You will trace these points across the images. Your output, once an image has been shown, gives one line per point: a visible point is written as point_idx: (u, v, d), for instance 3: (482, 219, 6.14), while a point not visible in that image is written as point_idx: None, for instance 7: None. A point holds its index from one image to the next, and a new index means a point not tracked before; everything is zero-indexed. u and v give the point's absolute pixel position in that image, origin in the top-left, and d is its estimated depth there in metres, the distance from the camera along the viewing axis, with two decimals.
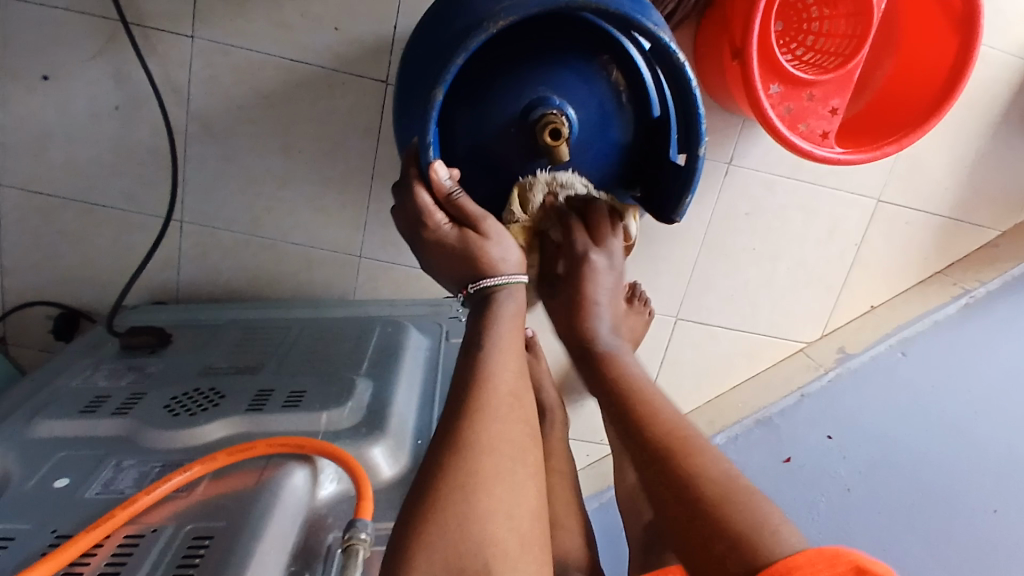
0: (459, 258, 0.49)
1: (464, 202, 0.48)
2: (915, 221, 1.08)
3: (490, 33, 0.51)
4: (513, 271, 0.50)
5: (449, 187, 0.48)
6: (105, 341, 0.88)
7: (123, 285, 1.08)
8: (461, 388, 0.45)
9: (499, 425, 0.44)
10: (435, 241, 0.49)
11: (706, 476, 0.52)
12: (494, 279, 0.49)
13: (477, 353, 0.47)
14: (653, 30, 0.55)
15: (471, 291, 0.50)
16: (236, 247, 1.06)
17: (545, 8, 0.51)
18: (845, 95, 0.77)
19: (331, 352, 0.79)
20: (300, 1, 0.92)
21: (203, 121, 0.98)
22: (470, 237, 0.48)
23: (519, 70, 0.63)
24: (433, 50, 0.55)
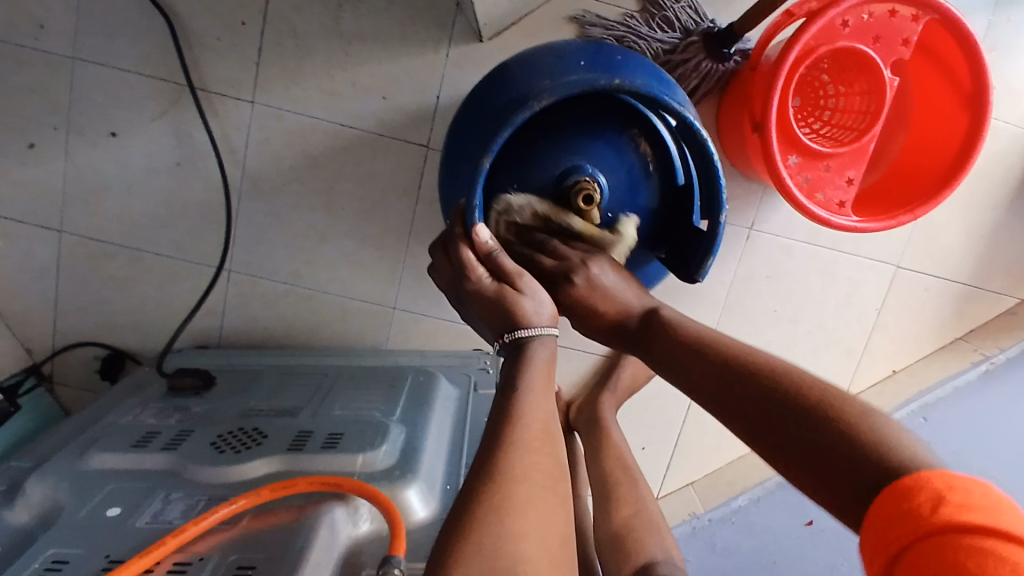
0: (498, 309, 0.52)
1: (503, 259, 0.53)
2: (933, 288, 1.11)
3: (533, 109, 0.56)
4: (547, 323, 0.53)
5: (490, 246, 0.53)
6: (153, 382, 0.92)
7: (168, 330, 1.13)
8: (495, 426, 0.47)
9: (530, 457, 0.46)
10: (474, 291, 0.53)
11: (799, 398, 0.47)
12: (528, 329, 0.52)
13: (508, 392, 0.49)
14: (681, 108, 0.59)
15: (508, 340, 0.52)
16: (277, 296, 1.11)
17: (583, 89, 0.57)
18: (860, 167, 0.82)
19: (367, 398, 0.83)
20: (351, 71, 1.00)
21: (255, 178, 1.05)
22: (506, 291, 0.52)
23: (554, 139, 0.69)
24: (479, 121, 0.61)
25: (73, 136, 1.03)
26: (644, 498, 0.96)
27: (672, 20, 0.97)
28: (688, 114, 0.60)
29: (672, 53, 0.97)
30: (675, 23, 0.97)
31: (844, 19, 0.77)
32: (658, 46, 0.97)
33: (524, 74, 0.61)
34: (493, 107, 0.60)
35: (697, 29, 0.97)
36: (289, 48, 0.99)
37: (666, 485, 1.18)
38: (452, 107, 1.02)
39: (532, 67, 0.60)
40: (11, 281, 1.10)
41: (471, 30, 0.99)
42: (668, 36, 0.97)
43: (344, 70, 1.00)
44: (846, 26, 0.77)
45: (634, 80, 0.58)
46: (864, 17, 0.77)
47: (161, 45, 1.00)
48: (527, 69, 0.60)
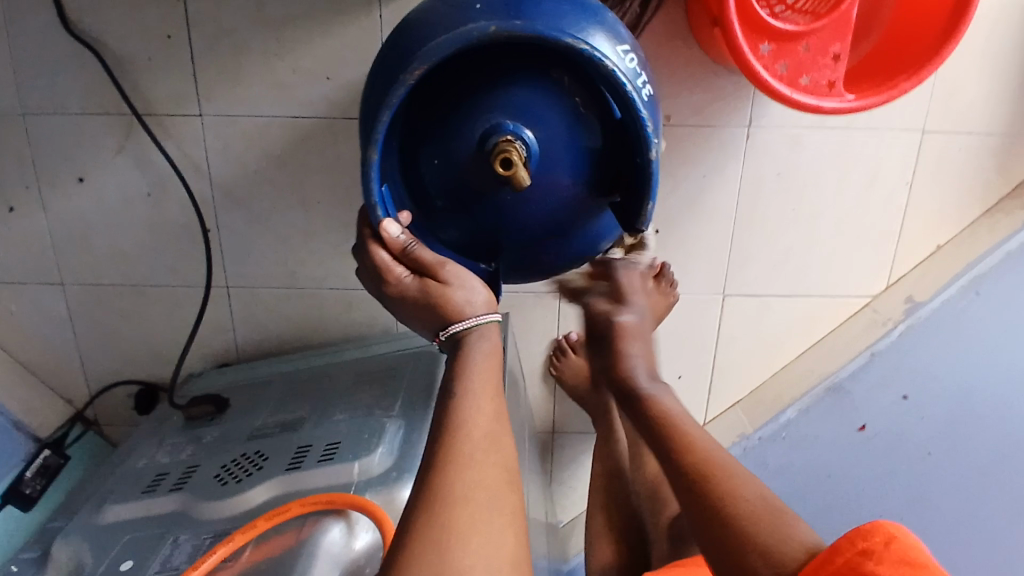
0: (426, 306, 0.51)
1: (420, 253, 0.51)
2: (969, 146, 0.99)
3: (409, 83, 0.51)
4: (483, 310, 0.52)
5: (402, 242, 0.50)
6: (172, 415, 0.94)
7: (188, 355, 1.14)
8: (436, 437, 0.47)
9: (475, 471, 0.46)
10: (400, 293, 0.52)
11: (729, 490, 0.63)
12: (463, 323, 0.51)
13: (451, 395, 0.49)
14: (575, 41, 0.52)
15: (446, 336, 0.52)
16: (280, 301, 1.10)
17: (459, 46, 0.51)
18: (846, 38, 0.71)
19: (368, 395, 0.81)
20: (289, 58, 0.95)
21: (226, 190, 1.03)
22: (431, 287, 0.51)
23: (457, 98, 0.55)
24: (375, 101, 0.55)
25: (45, 189, 1.03)
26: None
27: None
28: (583, 47, 0.52)
29: None
30: None
31: None
32: None
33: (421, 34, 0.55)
34: (387, 78, 0.54)
35: None
36: (221, 49, 0.94)
37: (710, 410, 1.13)
38: None
39: (418, 28, 0.54)
40: (33, 338, 1.13)
41: None
42: None
43: (281, 59, 0.95)
44: None
45: (513, 22, 0.51)
46: None
47: (97, 77, 0.97)
48: (415, 29, 0.54)
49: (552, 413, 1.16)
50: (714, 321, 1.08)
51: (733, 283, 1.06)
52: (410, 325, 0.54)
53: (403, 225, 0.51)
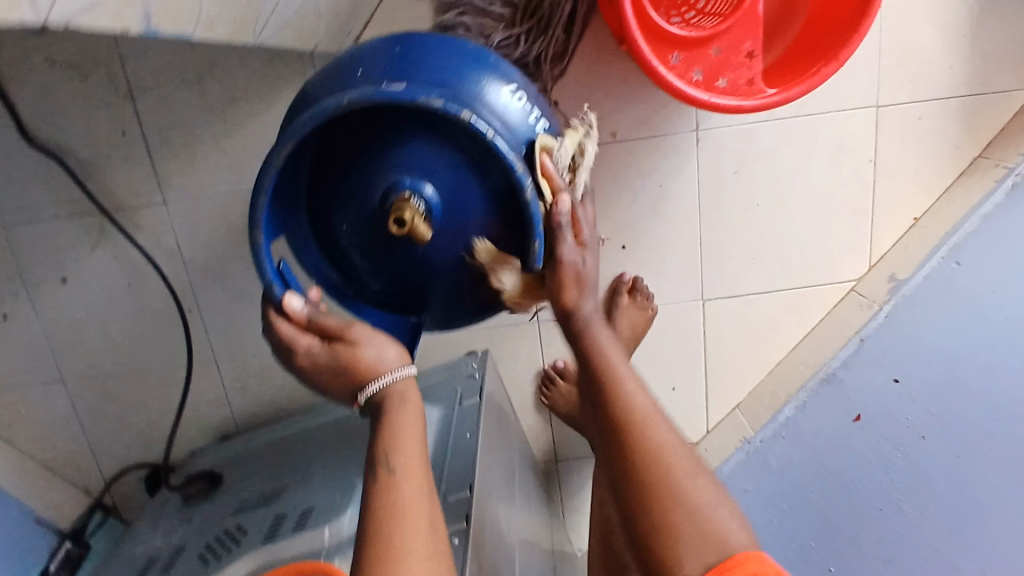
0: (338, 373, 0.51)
1: (325, 320, 0.51)
2: (926, 113, 0.97)
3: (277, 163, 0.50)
4: (395, 367, 0.51)
5: (305, 313, 0.51)
6: (171, 496, 0.96)
7: (192, 433, 1.17)
8: (374, 504, 0.47)
9: (414, 524, 0.46)
10: (310, 365, 0.51)
11: (659, 463, 0.55)
12: (377, 382, 0.50)
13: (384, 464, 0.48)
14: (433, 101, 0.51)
15: (362, 399, 0.51)
16: (269, 368, 1.12)
17: (318, 120, 0.50)
18: (757, 34, 0.70)
19: (345, 454, 0.82)
20: (237, 135, 0.98)
21: (200, 269, 1.06)
22: (339, 349, 0.51)
23: (349, 165, 0.56)
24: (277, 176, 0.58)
25: (33, 294, 1.08)
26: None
27: None
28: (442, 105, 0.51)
29: None
30: None
31: None
32: None
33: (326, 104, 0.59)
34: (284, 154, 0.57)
35: None
36: (173, 138, 0.98)
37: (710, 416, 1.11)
38: None
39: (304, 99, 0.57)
40: (44, 438, 1.17)
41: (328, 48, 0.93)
42: None
43: (230, 139, 0.98)
44: None
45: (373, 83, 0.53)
46: None
47: (64, 183, 1.01)
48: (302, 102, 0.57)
49: (552, 440, 1.15)
50: (697, 327, 1.07)
51: (711, 287, 1.05)
52: (326, 395, 0.53)
53: (306, 294, 0.52)
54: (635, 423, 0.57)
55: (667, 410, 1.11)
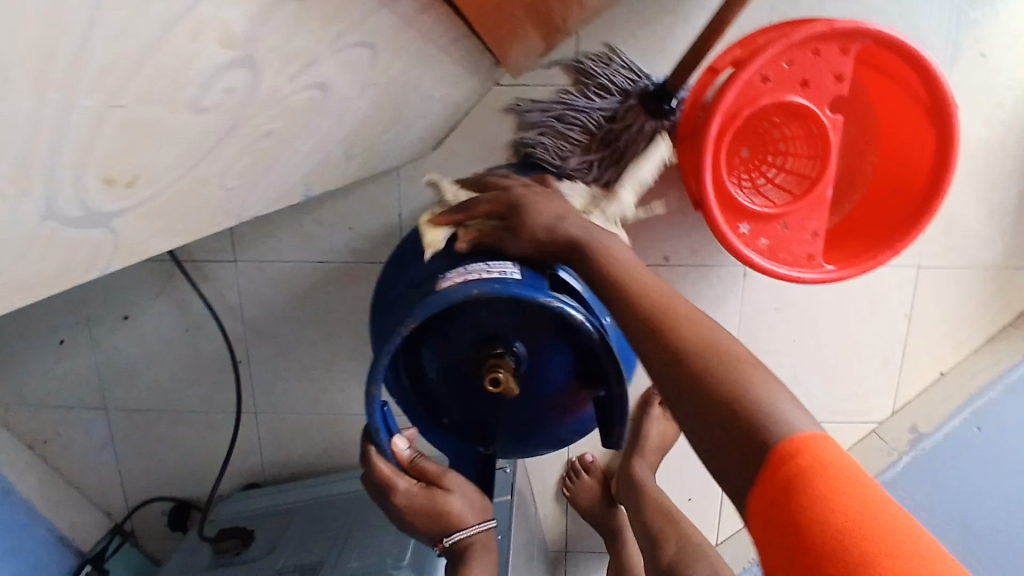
0: (430, 514, 0.53)
1: (426, 464, 0.53)
2: (964, 279, 1.01)
3: (404, 334, 0.52)
4: (479, 518, 0.54)
5: (410, 455, 0.53)
6: (203, 545, 1.00)
7: (220, 475, 1.21)
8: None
9: None
10: (406, 502, 0.52)
11: (716, 355, 0.47)
12: (465, 531, 0.53)
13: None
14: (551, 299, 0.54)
15: (445, 544, 0.53)
16: (304, 426, 1.16)
17: (442, 306, 0.52)
18: (822, 216, 0.76)
19: (379, 540, 0.86)
20: (314, 211, 1.04)
21: (256, 326, 1.11)
22: (436, 495, 0.53)
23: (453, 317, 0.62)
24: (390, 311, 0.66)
25: (93, 327, 1.12)
26: (690, 534, 0.93)
27: (608, 85, 0.94)
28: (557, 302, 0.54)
29: (614, 119, 0.94)
30: (610, 87, 0.94)
31: (762, 74, 0.72)
32: (599, 115, 0.94)
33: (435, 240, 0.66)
34: (398, 294, 0.66)
35: (634, 89, 0.94)
36: None
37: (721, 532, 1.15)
38: (415, 221, 1.04)
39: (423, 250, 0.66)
40: (76, 460, 1.21)
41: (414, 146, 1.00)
42: (606, 102, 0.94)
43: (306, 214, 1.04)
44: (767, 80, 0.73)
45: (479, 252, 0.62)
46: (784, 67, 0.72)
47: None
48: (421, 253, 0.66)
49: (564, 530, 1.19)
50: None
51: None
52: (406, 533, 0.54)
53: (409, 436, 0.54)
54: (678, 328, 0.50)
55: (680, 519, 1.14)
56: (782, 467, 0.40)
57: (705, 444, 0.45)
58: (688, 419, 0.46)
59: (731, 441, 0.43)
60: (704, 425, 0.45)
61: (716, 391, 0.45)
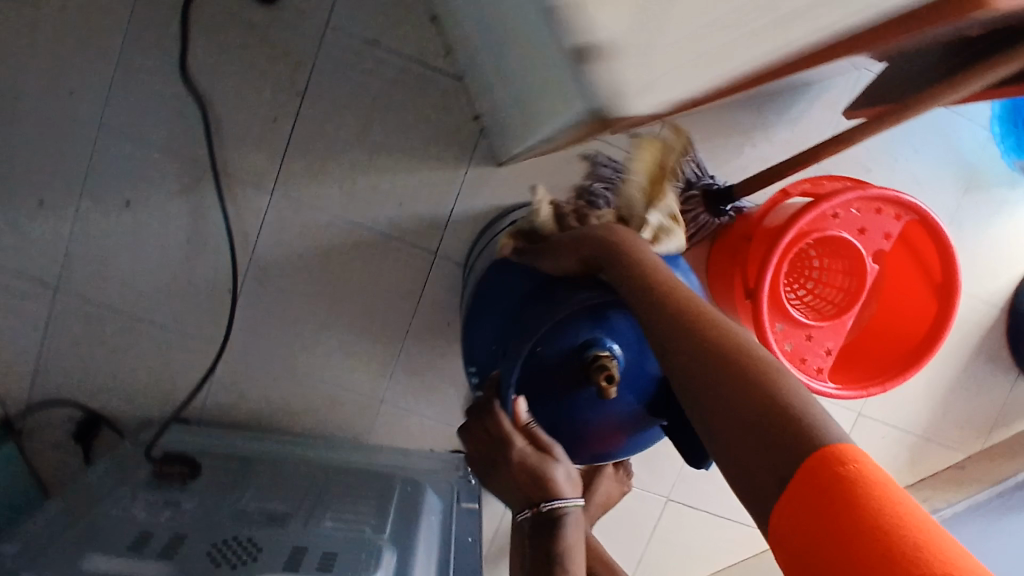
0: (531, 480, 0.56)
1: (538, 431, 0.58)
2: (890, 435, 1.19)
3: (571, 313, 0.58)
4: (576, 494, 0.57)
5: (528, 419, 0.57)
6: (140, 465, 0.91)
7: (149, 402, 1.10)
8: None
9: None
10: (511, 463, 0.57)
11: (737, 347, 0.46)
12: (562, 502, 0.55)
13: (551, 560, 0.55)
14: None
15: (541, 510, 0.56)
16: (267, 378, 1.11)
17: None
18: (838, 340, 0.89)
19: (356, 510, 0.84)
20: (373, 177, 1.05)
21: (264, 263, 1.06)
22: (544, 460, 0.57)
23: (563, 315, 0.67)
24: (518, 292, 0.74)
25: (84, 202, 1.02)
26: None
27: (677, 170, 1.06)
28: None
29: (674, 200, 1.05)
30: (679, 173, 1.05)
31: (835, 210, 0.86)
32: None
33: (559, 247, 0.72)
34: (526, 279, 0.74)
35: (698, 183, 1.05)
36: (316, 148, 1.03)
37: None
38: (465, 221, 1.08)
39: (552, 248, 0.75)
40: None
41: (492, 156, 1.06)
42: (671, 185, 1.05)
43: (365, 176, 1.05)
44: (837, 218, 0.87)
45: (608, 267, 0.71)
46: (852, 211, 0.86)
47: (190, 128, 1.02)
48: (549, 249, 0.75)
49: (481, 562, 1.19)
50: (653, 520, 1.18)
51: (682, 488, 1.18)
52: (505, 495, 0.58)
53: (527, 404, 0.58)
54: (702, 313, 0.50)
55: None
56: (822, 471, 0.35)
57: (734, 429, 0.41)
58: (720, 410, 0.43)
59: (742, 417, 0.41)
60: (729, 402, 0.43)
61: (762, 374, 0.43)
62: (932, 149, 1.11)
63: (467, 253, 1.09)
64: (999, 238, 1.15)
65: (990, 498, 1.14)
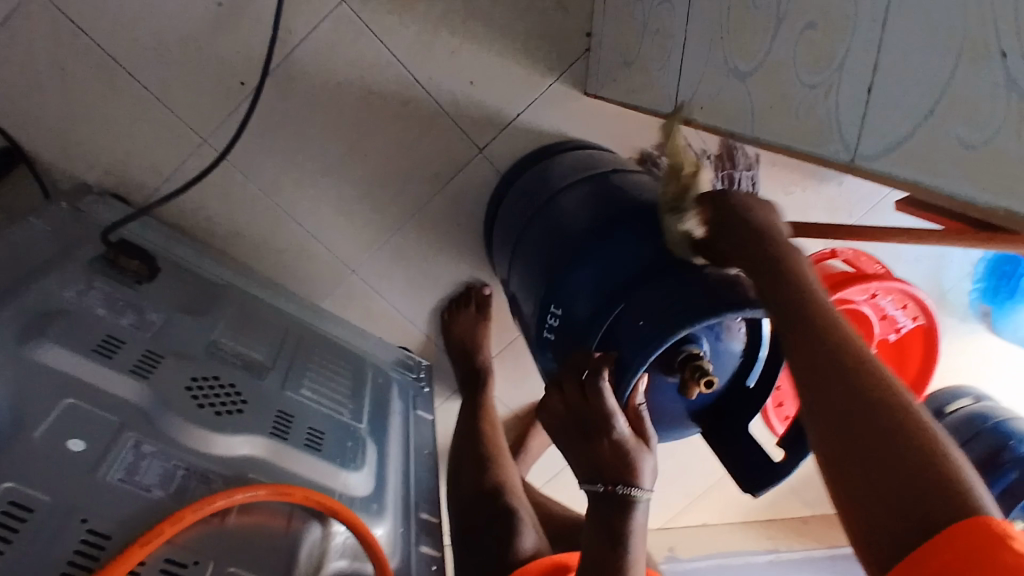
0: (618, 464, 0.56)
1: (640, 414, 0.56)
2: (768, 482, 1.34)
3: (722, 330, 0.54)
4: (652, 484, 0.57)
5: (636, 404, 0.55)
6: (86, 242, 0.75)
7: (89, 163, 0.89)
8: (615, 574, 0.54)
9: None
10: (605, 441, 0.56)
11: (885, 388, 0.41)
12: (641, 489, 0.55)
13: (619, 541, 0.56)
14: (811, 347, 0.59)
15: (616, 490, 0.56)
16: (240, 197, 0.96)
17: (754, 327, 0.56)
18: None
19: (333, 386, 0.77)
20: (457, 40, 0.92)
21: (298, 73, 0.90)
22: (637, 447, 0.56)
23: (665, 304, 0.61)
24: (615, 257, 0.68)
25: None
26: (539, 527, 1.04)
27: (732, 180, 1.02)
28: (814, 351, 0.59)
29: None
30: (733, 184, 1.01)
31: (871, 293, 0.88)
32: None
33: None
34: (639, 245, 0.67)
35: None
36: None
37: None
38: (524, 131, 0.99)
39: None
40: None
41: (582, 81, 0.97)
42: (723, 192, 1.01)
43: (449, 34, 0.92)
44: (874, 298, 0.89)
45: None
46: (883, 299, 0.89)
47: None
48: None
49: None
50: (553, 470, 1.24)
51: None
52: (580, 459, 0.58)
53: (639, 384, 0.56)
54: (851, 334, 0.45)
55: None
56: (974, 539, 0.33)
57: (865, 499, 0.38)
58: (848, 468, 0.39)
59: (899, 471, 0.37)
60: (868, 453, 0.39)
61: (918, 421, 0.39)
62: (925, 265, 1.19)
63: (509, 164, 1.00)
64: None
65: (823, 557, 1.30)
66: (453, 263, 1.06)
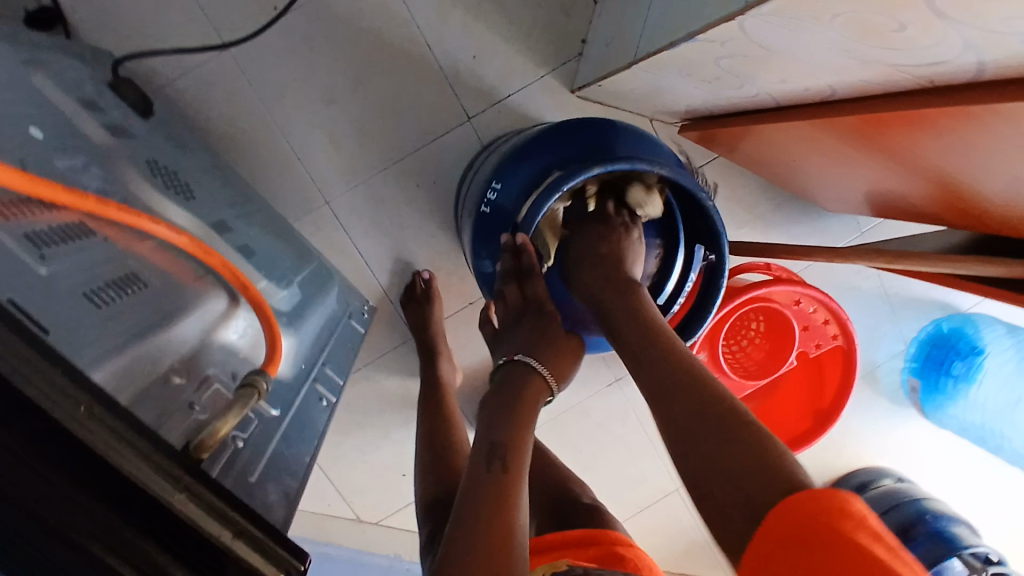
0: (539, 340, 0.71)
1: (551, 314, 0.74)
2: (684, 525, 1.29)
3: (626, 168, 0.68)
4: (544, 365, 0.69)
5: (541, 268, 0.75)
6: (96, 67, 0.83)
7: (126, 43, 1.00)
8: (498, 489, 0.54)
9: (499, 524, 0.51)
10: (552, 326, 0.73)
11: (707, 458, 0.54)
12: (528, 357, 0.69)
13: (510, 467, 0.56)
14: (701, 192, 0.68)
15: (515, 359, 0.69)
16: (243, 104, 1.04)
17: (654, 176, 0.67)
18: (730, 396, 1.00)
19: (275, 244, 0.81)
20: (471, 17, 1.06)
21: (328, 11, 1.02)
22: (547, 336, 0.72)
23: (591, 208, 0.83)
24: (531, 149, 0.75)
25: None
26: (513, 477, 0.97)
27: None
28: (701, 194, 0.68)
29: None
30: None
31: (798, 299, 0.98)
32: None
33: (624, 137, 0.75)
34: (589, 138, 0.74)
35: None
36: None
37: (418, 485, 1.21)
38: (511, 111, 1.10)
39: (622, 134, 0.75)
40: None
41: (571, 79, 1.10)
42: None
43: (463, 10, 1.05)
44: (796, 304, 0.98)
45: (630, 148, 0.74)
46: (809, 309, 0.99)
47: None
48: (622, 134, 0.75)
49: None
50: None
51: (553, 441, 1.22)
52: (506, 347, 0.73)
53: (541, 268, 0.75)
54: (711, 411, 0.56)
55: (382, 483, 1.19)
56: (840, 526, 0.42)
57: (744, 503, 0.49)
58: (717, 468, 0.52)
59: (761, 483, 0.48)
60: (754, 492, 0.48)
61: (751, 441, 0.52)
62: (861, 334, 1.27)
63: (492, 137, 1.11)
64: (867, 432, 1.30)
65: None
66: (422, 220, 1.12)
